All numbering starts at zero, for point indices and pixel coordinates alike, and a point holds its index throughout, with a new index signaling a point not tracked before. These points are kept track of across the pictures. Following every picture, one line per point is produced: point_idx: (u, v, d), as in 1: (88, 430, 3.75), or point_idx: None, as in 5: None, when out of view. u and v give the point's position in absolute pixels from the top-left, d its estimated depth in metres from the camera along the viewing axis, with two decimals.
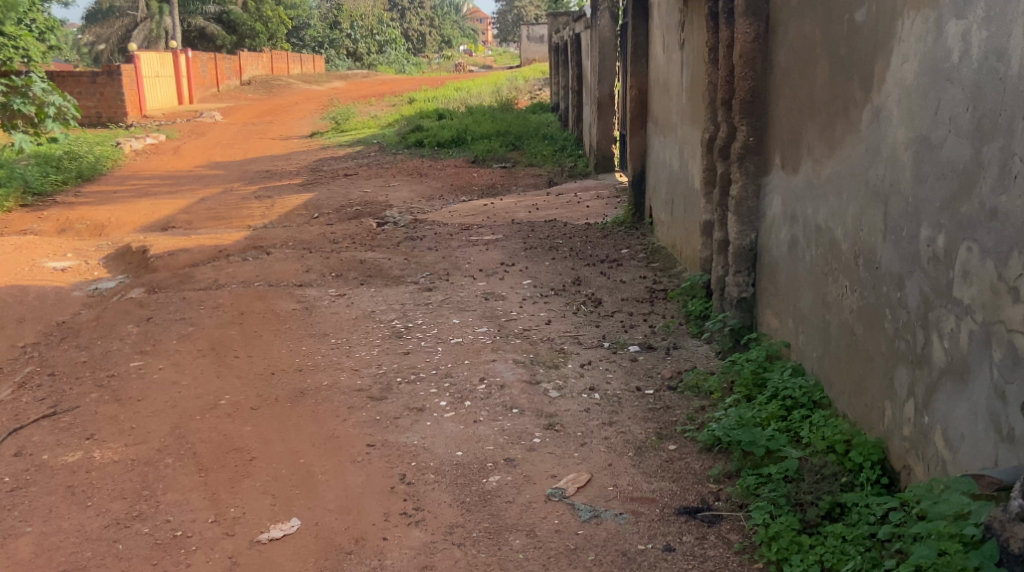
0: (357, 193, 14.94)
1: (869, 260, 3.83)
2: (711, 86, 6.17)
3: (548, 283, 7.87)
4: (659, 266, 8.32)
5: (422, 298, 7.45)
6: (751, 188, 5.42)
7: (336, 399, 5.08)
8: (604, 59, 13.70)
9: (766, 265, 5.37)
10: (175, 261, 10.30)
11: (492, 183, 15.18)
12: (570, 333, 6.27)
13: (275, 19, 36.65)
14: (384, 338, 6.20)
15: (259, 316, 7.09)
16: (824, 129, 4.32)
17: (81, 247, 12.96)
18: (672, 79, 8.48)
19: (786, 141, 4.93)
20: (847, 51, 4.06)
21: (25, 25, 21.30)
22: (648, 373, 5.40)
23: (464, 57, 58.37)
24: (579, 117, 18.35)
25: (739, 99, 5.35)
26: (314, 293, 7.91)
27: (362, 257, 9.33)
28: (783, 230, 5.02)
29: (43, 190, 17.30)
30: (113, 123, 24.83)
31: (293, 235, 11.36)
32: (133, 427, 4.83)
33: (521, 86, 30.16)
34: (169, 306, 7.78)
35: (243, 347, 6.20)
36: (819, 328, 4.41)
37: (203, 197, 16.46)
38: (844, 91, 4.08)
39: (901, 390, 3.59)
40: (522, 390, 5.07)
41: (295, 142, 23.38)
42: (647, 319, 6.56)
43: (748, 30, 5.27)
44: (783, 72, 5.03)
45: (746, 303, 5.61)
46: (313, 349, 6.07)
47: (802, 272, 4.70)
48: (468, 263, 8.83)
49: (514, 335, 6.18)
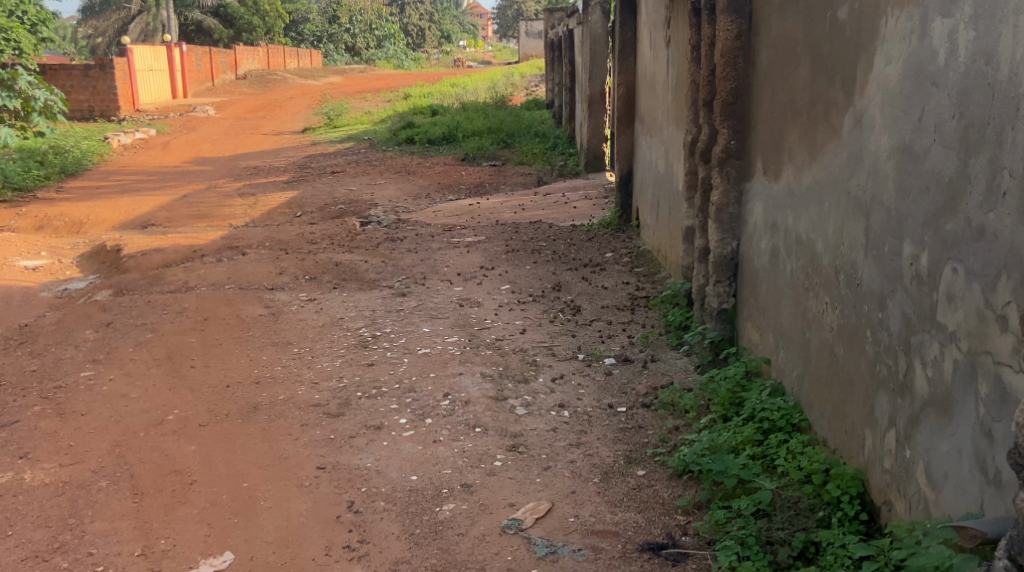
0: (341, 192, 14.68)
1: (849, 277, 3.56)
2: (694, 85, 5.89)
3: (527, 288, 7.60)
4: (643, 270, 8.04)
5: (394, 303, 7.18)
6: (733, 194, 5.14)
7: (291, 416, 4.81)
8: (595, 56, 13.38)
9: (747, 275, 5.09)
10: (148, 262, 10.04)
11: (481, 182, 14.89)
12: (544, 344, 5.98)
13: (272, 13, 36.33)
14: (349, 348, 5.92)
15: (222, 322, 6.82)
16: (805, 135, 4.05)
17: (58, 245, 12.71)
18: (658, 77, 8.19)
19: (768, 146, 4.65)
20: (829, 50, 3.78)
21: (16, 17, 21.04)
22: (622, 389, 5.12)
23: (464, 53, 57.97)
24: (572, 115, 18.03)
25: (720, 100, 5.07)
26: (284, 298, 7.66)
27: (338, 260, 9.07)
28: (764, 239, 4.74)
29: (23, 184, 17.03)
30: (104, 118, 24.57)
31: (271, 235, 11.10)
32: (71, 446, 4.58)
33: (517, 82, 29.79)
34: (131, 310, 7.53)
35: (200, 357, 5.93)
36: (800, 346, 4.13)
37: (186, 194, 16.22)
38: (826, 93, 3.80)
39: (882, 419, 3.31)
40: (487, 407, 4.80)
41: (286, 138, 23.10)
42: (626, 328, 6.27)
43: (730, 27, 4.98)
44: (766, 73, 4.74)
45: (727, 315, 5.32)
46: (273, 359, 5.80)
47: (783, 284, 4.43)
48: (446, 266, 8.55)
49: (484, 345, 5.90)
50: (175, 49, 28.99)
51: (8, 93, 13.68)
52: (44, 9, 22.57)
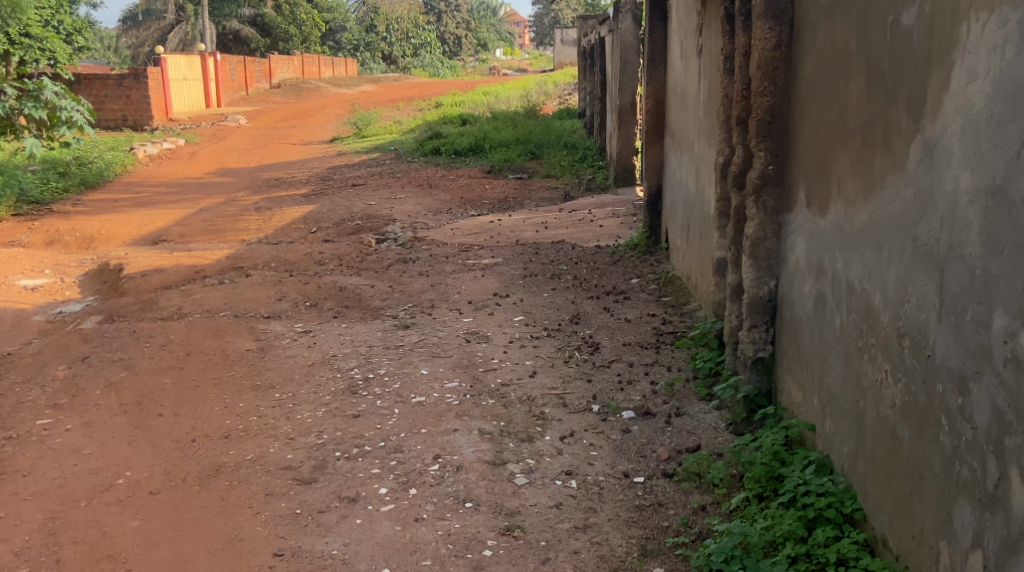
0: (360, 206, 14.08)
1: (915, 343, 2.91)
2: (726, 100, 5.20)
3: (543, 320, 6.93)
4: (671, 300, 7.34)
5: (395, 337, 6.53)
6: (771, 227, 4.46)
7: (255, 482, 4.17)
8: (626, 65, 12.66)
9: (788, 321, 4.39)
10: (148, 284, 9.48)
11: (506, 196, 14.21)
12: (554, 391, 5.30)
13: (308, 22, 36.10)
14: (335, 395, 5.27)
15: (203, 359, 6.19)
16: (858, 161, 3.37)
17: (64, 262, 12.21)
18: (689, 89, 7.51)
19: (812, 173, 3.98)
20: (888, 63, 3.14)
21: (49, 26, 20.82)
22: (641, 451, 4.43)
23: (499, 61, 57.41)
24: (602, 125, 17.32)
25: (756, 118, 4.41)
26: (278, 329, 7.05)
27: (343, 284, 8.45)
28: (808, 283, 4.06)
29: (40, 198, 16.59)
30: (135, 127, 24.19)
31: (279, 254, 10.50)
32: (2, 517, 4.00)
33: (549, 90, 29.12)
34: (113, 341, 6.93)
35: (170, 404, 5.30)
36: (852, 418, 3.45)
37: (202, 208, 15.71)
38: (885, 114, 3.14)
39: (963, 533, 2.68)
40: (481, 475, 4.13)
41: (313, 148, 22.61)
42: (649, 372, 5.58)
43: (769, 35, 4.31)
44: (809, 88, 4.07)
45: (764, 365, 4.62)
46: (250, 408, 5.16)
47: (830, 340, 3.75)
48: (457, 294, 7.90)
49: (488, 392, 5.24)
50: (209, 58, 28.62)
51: (33, 103, 13.25)
52: (82, 18, 22.50)
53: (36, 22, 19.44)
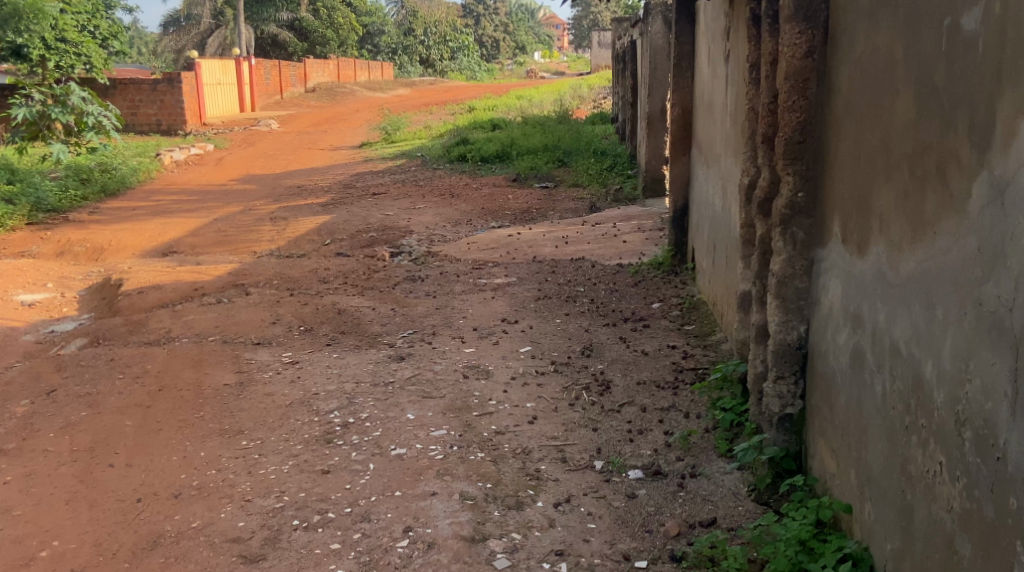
0: (378, 217, 13.52)
1: (980, 434, 2.52)
2: (752, 113, 4.57)
3: (552, 352, 6.32)
4: (695, 328, 6.69)
5: (387, 371, 5.94)
6: (801, 263, 3.84)
7: (194, 561, 3.68)
8: (656, 70, 11.98)
9: (820, 374, 3.77)
10: (143, 302, 8.97)
11: (528, 207, 13.58)
12: (553, 443, 4.69)
13: (345, 26, 35.75)
14: (306, 445, 4.68)
15: (175, 395, 5.62)
16: (906, 197, 2.90)
17: (70, 275, 11.75)
18: (716, 98, 6.86)
19: (847, 204, 3.42)
20: (946, 80, 2.72)
21: (85, 30, 20.64)
22: (646, 525, 3.86)
23: (537, 63, 56.65)
24: (633, 132, 16.62)
25: (784, 137, 3.81)
26: (265, 358, 6.50)
27: (343, 306, 7.88)
28: (843, 333, 3.44)
29: (58, 206, 16.10)
30: (169, 132, 23.85)
31: (283, 269, 9.96)
32: None
33: (584, 94, 28.37)
34: (86, 370, 6.39)
35: (125, 452, 4.73)
36: (896, 509, 2.93)
37: (219, 217, 15.25)
38: (942, 143, 2.72)
39: None
40: (455, 557, 3.60)
41: (341, 154, 22.06)
42: (663, 419, 4.95)
43: (798, 41, 3.71)
44: (845, 103, 3.49)
45: (791, 423, 3.99)
46: (211, 458, 4.58)
47: (869, 409, 3.15)
48: (463, 319, 7.30)
49: (480, 443, 4.65)
50: (244, 62, 28.27)
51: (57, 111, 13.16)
52: (118, 22, 22.20)
53: (72, 26, 19.17)
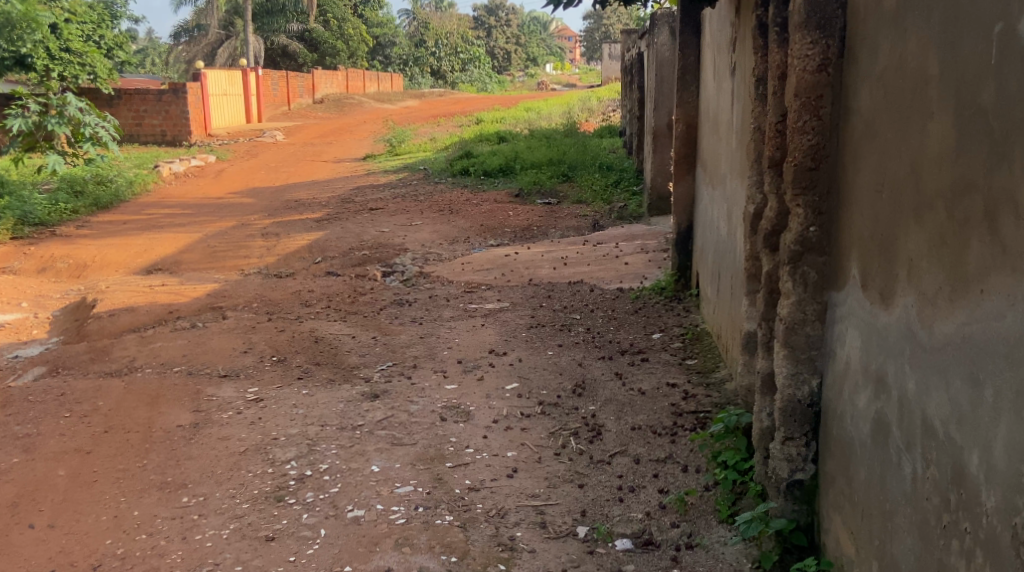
0: (372, 233, 13.00)
1: None
2: (758, 132, 4.04)
3: (540, 388, 5.78)
4: (698, 362, 6.14)
5: (358, 410, 5.42)
6: (813, 307, 3.32)
7: None
8: (663, 83, 11.42)
9: (835, 439, 3.23)
10: (113, 327, 8.48)
11: (529, 225, 13.03)
12: (534, 503, 4.15)
13: (356, 37, 35.35)
14: (253, 504, 4.15)
15: (119, 439, 5.09)
16: (942, 244, 2.51)
17: (47, 293, 11.25)
18: (722, 113, 6.31)
19: (865, 242, 2.96)
20: (999, 104, 2.32)
21: (93, 41, 20.15)
22: None
23: (549, 76, 56.20)
24: (640, 146, 16.08)
25: (794, 164, 3.30)
26: (229, 393, 5.98)
27: (321, 334, 7.35)
28: (862, 397, 2.94)
29: (46, 219, 15.58)
30: (174, 143, 23.37)
31: (265, 291, 9.41)
32: None
33: (593, 106, 27.89)
34: (33, 407, 5.87)
35: (49, 510, 4.26)
36: None
37: (210, 233, 14.75)
38: (994, 185, 2.32)
39: None
40: None
41: (343, 166, 21.57)
42: (659, 473, 4.41)
43: (810, 52, 3.21)
44: (862, 124, 3.02)
45: (801, 491, 3.45)
46: (144, 518, 4.09)
47: (893, 490, 2.73)
48: (447, 350, 6.77)
49: (451, 502, 4.12)
50: (251, 73, 27.86)
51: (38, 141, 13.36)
52: (125, 33, 21.66)
53: (77, 36, 18.83)
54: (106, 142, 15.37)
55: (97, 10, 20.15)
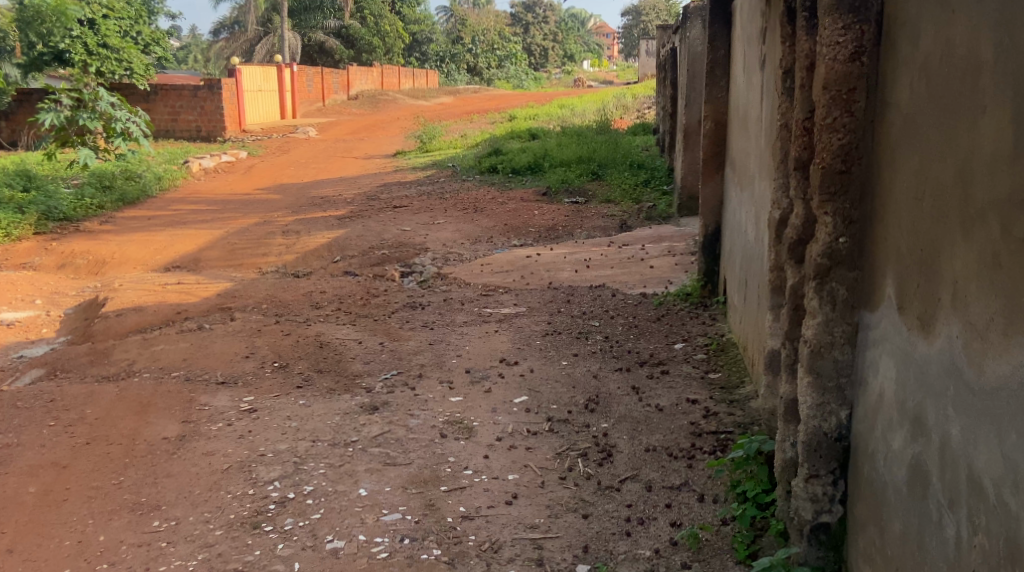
0: (394, 232, 12.67)
1: None
2: (784, 128, 3.64)
3: (551, 403, 5.40)
4: (722, 376, 5.74)
5: (353, 424, 5.09)
6: (842, 329, 2.93)
7: None
8: (695, 79, 10.97)
9: (865, 479, 2.83)
10: (119, 327, 8.21)
11: (554, 225, 12.64)
12: (532, 535, 3.80)
13: (393, 33, 35.05)
14: (227, 531, 3.85)
15: (100, 452, 4.80)
16: (996, 267, 2.13)
17: (63, 291, 11.03)
18: (751, 111, 5.90)
19: (903, 258, 2.57)
20: None
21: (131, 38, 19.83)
22: None
23: (585, 73, 55.67)
24: (672, 144, 15.63)
25: (822, 165, 2.91)
26: (223, 401, 5.66)
27: (327, 338, 7.02)
28: (897, 437, 2.55)
29: (71, 215, 15.39)
30: (208, 139, 23.17)
31: (278, 291, 9.10)
32: None
33: (628, 102, 27.43)
34: (19, 414, 5.60)
35: (12, 533, 3.99)
36: None
37: (233, 230, 14.49)
38: None
39: None
40: None
41: (373, 163, 21.29)
42: (671, 502, 4.03)
43: (841, 38, 2.82)
44: (901, 121, 2.62)
45: (827, 535, 3.05)
46: (109, 545, 3.82)
47: (932, 550, 2.35)
48: (456, 357, 6.41)
49: (439, 534, 3.78)
50: (285, 69, 27.66)
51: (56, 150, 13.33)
52: (161, 30, 21.25)
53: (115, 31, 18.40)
54: (135, 137, 15.21)
55: (134, 6, 19.77)
